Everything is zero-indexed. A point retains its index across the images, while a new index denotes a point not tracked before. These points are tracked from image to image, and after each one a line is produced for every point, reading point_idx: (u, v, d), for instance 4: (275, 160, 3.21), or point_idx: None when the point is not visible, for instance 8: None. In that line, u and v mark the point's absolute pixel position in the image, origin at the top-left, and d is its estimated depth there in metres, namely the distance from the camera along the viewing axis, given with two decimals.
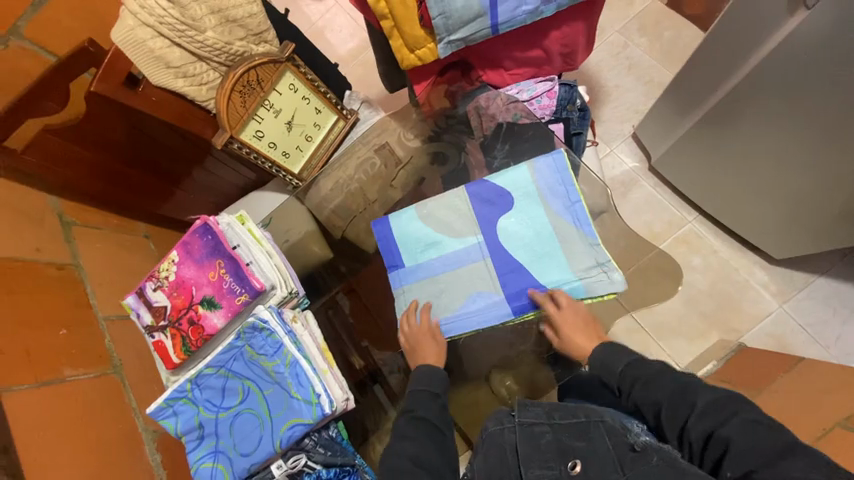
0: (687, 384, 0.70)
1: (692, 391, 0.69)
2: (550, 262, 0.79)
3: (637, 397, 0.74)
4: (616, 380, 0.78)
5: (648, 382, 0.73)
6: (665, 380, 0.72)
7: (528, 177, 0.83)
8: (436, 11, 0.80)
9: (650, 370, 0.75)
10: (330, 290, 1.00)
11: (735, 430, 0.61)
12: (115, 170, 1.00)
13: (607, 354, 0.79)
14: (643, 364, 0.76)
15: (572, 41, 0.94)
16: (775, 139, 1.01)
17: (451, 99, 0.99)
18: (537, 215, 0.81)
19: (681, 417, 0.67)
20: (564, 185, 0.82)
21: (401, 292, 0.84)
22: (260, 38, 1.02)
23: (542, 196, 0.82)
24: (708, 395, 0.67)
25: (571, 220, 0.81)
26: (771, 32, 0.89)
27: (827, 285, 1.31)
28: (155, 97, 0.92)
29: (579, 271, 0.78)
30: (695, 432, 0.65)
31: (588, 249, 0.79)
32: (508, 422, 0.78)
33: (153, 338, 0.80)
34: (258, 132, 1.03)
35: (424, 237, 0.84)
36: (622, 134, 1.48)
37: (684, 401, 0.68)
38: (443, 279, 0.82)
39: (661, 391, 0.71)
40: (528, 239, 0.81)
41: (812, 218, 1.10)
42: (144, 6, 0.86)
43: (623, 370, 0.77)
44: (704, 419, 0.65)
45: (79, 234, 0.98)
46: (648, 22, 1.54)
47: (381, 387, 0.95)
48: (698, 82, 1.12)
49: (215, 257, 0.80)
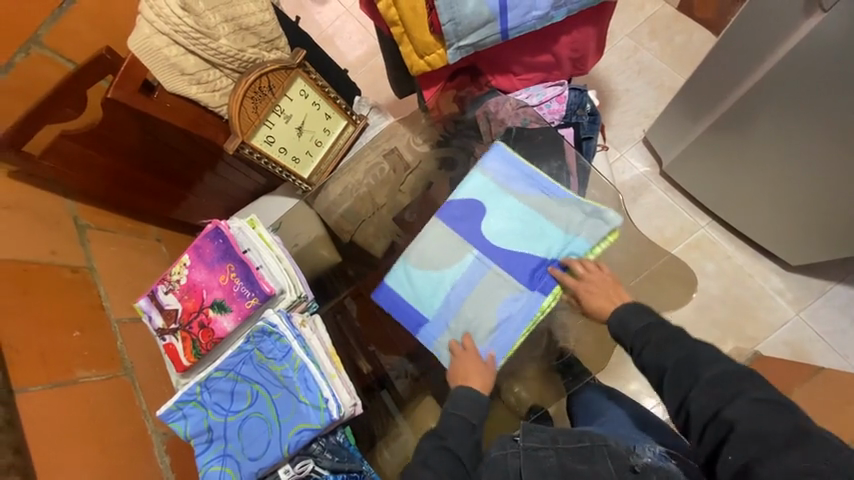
0: (700, 351, 0.67)
1: (704, 361, 0.66)
2: (549, 236, 0.80)
3: (647, 359, 0.71)
4: (630, 338, 0.74)
5: (662, 345, 0.70)
6: (678, 347, 0.69)
7: (484, 178, 0.85)
8: (445, 18, 0.80)
9: (666, 332, 0.71)
10: (338, 295, 1.01)
11: (742, 412, 0.59)
12: (129, 174, 1.02)
13: (627, 313, 0.76)
14: (661, 326, 0.73)
15: (582, 45, 0.93)
16: (789, 142, 0.99)
17: (460, 104, 1.00)
18: (507, 205, 0.82)
19: (686, 384, 0.66)
20: (515, 166, 0.85)
21: (439, 343, 0.83)
22: (272, 45, 1.04)
23: (504, 188, 0.83)
24: (721, 367, 0.64)
25: (539, 193, 0.83)
26: (786, 35, 0.87)
27: (845, 293, 1.27)
28: (169, 104, 0.93)
29: (572, 230, 0.80)
30: (697, 403, 0.63)
31: (572, 206, 0.81)
32: (512, 447, 0.74)
33: (164, 341, 0.80)
34: (269, 137, 1.04)
35: (427, 281, 0.83)
36: (632, 139, 1.47)
37: (690, 370, 0.66)
38: (468, 308, 0.81)
39: (670, 355, 0.69)
40: (519, 227, 0.81)
41: (829, 224, 1.07)
42: (161, 14, 0.88)
43: (640, 330, 0.74)
44: (710, 394, 0.63)
45: (94, 237, 1.00)
46: (658, 26, 1.53)
47: (389, 392, 0.95)
48: (710, 86, 1.10)
49: (225, 261, 0.80)
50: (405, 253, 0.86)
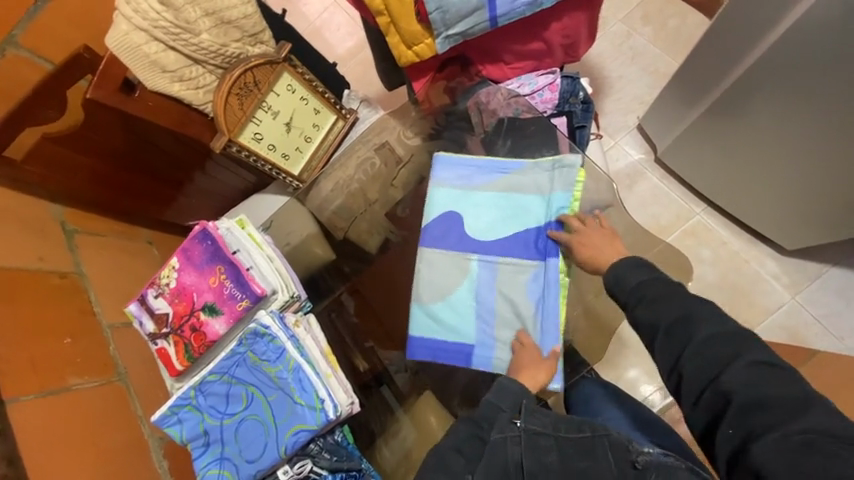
0: (696, 309, 0.63)
1: (699, 320, 0.62)
2: (533, 206, 0.82)
3: (640, 316, 0.67)
4: (624, 294, 0.69)
5: (656, 303, 0.66)
6: (672, 304, 0.65)
7: (442, 190, 0.87)
8: (432, 6, 0.77)
9: (661, 289, 0.67)
10: (334, 291, 1.00)
11: (739, 378, 0.57)
12: (114, 175, 0.99)
13: (626, 268, 0.70)
14: (657, 283, 0.67)
15: (573, 32, 0.90)
16: (785, 126, 0.98)
17: (450, 95, 0.97)
18: (476, 202, 0.85)
19: (679, 344, 0.62)
20: (465, 166, 0.87)
21: (498, 360, 0.80)
22: (256, 39, 1.00)
23: (467, 188, 0.86)
24: (717, 328, 0.61)
25: (500, 176, 0.85)
26: (780, 16, 0.86)
27: (840, 275, 1.28)
28: (152, 102, 0.91)
29: (546, 190, 0.83)
30: (692, 367, 0.60)
31: (534, 170, 0.84)
32: (512, 432, 0.70)
33: (157, 346, 0.79)
34: (256, 134, 1.02)
35: (450, 309, 0.82)
36: (626, 126, 1.45)
37: (685, 330, 0.62)
38: (501, 312, 0.81)
39: (664, 313, 0.65)
40: (503, 213, 0.83)
41: (825, 207, 1.07)
42: (139, 10, 0.85)
43: (636, 285, 0.69)
44: (707, 357, 0.60)
45: (82, 242, 0.98)
46: (651, 10, 1.50)
47: (387, 387, 0.94)
48: (705, 71, 1.09)
49: (215, 262, 0.78)
50: (414, 296, 0.86)
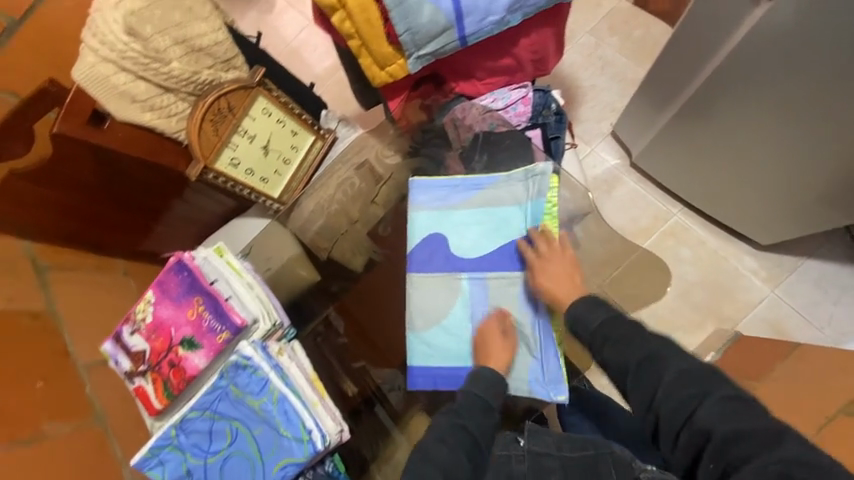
0: (660, 349, 0.63)
1: (665, 359, 0.62)
2: (514, 217, 0.83)
3: (608, 358, 0.67)
4: (588, 336, 0.70)
5: (621, 344, 0.66)
6: (637, 343, 0.65)
7: (421, 213, 0.87)
8: (401, 28, 0.78)
9: (624, 329, 0.67)
10: (323, 311, 1.00)
11: (714, 414, 0.57)
12: (86, 208, 0.96)
13: (587, 309, 0.71)
14: (620, 322, 0.68)
15: (541, 47, 0.91)
16: (751, 127, 1.01)
17: (427, 112, 0.98)
18: (456, 220, 0.85)
19: (649, 386, 0.62)
20: (441, 186, 0.87)
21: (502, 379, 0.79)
22: (229, 65, 1.00)
23: (445, 208, 0.86)
24: (684, 365, 0.61)
25: (476, 192, 0.86)
26: (739, 23, 0.90)
27: (815, 267, 1.32)
28: (123, 133, 0.89)
29: (523, 199, 0.83)
30: (666, 408, 0.60)
31: (509, 181, 0.84)
32: (516, 450, 0.73)
33: (134, 384, 0.76)
34: (233, 159, 1.01)
35: (446, 333, 0.82)
36: (601, 133, 1.49)
37: (653, 370, 0.62)
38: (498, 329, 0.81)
39: (630, 354, 0.65)
40: (486, 227, 0.84)
41: (795, 201, 1.10)
42: (105, 42, 0.86)
43: (600, 326, 0.69)
44: (677, 396, 0.60)
45: (55, 279, 0.94)
46: (617, 22, 1.56)
47: (381, 407, 0.92)
48: (672, 77, 1.12)
49: (192, 294, 0.76)
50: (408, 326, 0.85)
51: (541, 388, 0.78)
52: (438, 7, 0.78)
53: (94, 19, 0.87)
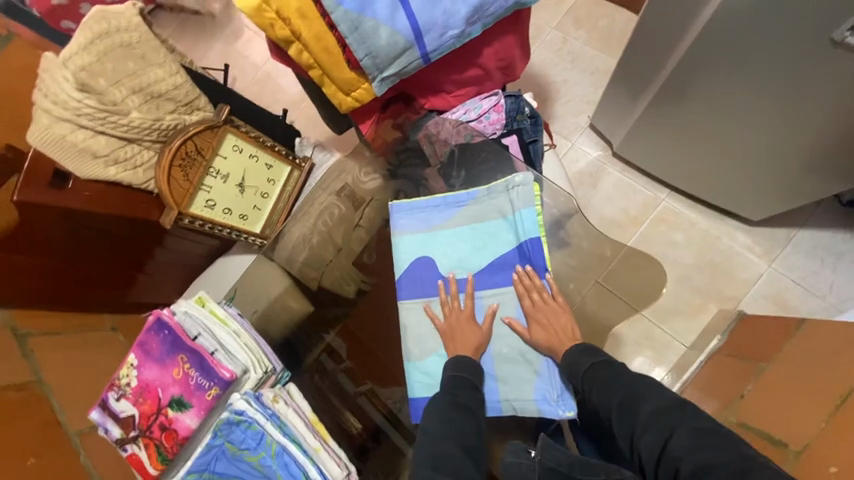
0: (640, 388, 0.68)
1: (644, 397, 0.66)
2: (500, 232, 0.81)
3: (597, 401, 0.71)
4: (579, 381, 0.73)
5: (607, 385, 0.70)
6: (620, 384, 0.69)
7: (405, 237, 0.85)
8: (361, 53, 0.76)
9: (607, 372, 0.71)
10: (323, 338, 0.97)
11: (685, 444, 0.58)
12: (61, 268, 0.93)
13: (576, 355, 0.74)
14: (604, 365, 0.72)
15: (507, 54, 0.90)
16: (727, 107, 1.00)
17: (400, 130, 0.96)
18: (443, 240, 0.83)
19: (630, 423, 0.65)
20: (424, 207, 0.85)
21: (506, 402, 0.77)
22: (192, 107, 0.98)
23: (429, 230, 0.84)
24: (659, 402, 0.64)
25: (458, 209, 0.84)
26: (701, 7, 0.89)
27: (809, 236, 1.31)
28: (88, 192, 0.85)
29: (507, 211, 0.81)
30: (644, 441, 0.62)
31: (490, 195, 0.82)
32: (526, 459, 0.71)
33: (126, 452, 0.72)
34: (208, 201, 0.99)
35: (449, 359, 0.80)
36: (579, 126, 1.48)
37: (632, 407, 0.66)
38: (499, 349, 0.78)
39: (613, 394, 0.69)
40: (474, 245, 0.82)
41: (780, 175, 1.09)
42: (57, 101, 0.83)
43: (589, 370, 0.72)
44: (653, 431, 0.62)
45: (38, 345, 0.90)
46: (581, 14, 1.56)
47: (393, 431, 0.88)
48: (644, 65, 1.12)
49: (176, 352, 0.73)
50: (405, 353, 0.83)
51: (550, 407, 0.75)
52: (396, 28, 0.76)
53: (43, 79, 0.84)
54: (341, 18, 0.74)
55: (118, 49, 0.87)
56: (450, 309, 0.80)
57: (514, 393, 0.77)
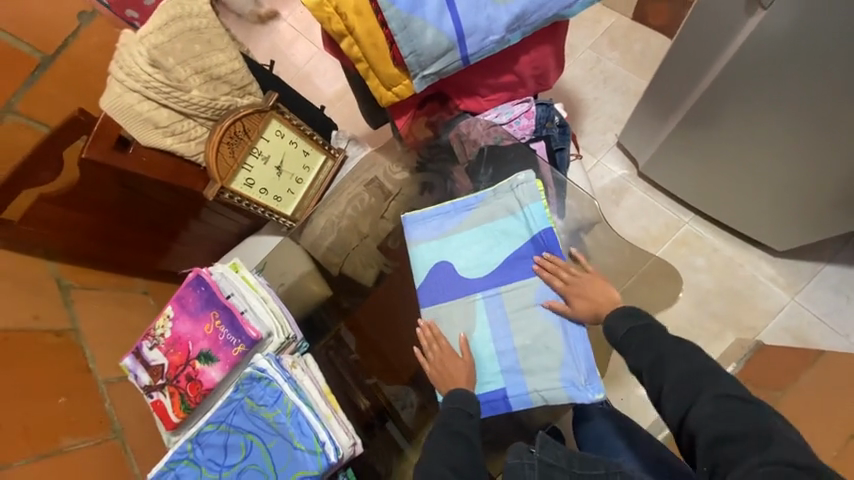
0: (669, 352, 0.73)
1: (673, 360, 0.72)
2: (521, 221, 0.84)
3: (628, 361, 0.77)
4: (615, 343, 0.78)
5: (639, 348, 0.75)
6: (653, 348, 0.74)
7: (421, 246, 0.89)
8: (407, 50, 0.82)
9: (641, 336, 0.76)
10: (333, 327, 1.01)
11: (708, 413, 0.66)
12: (110, 230, 1.01)
13: (616, 320, 0.78)
14: (641, 329, 0.76)
15: (542, 63, 0.94)
16: (753, 133, 1.02)
17: (433, 129, 1.01)
18: (457, 244, 0.87)
19: (658, 385, 0.72)
20: (437, 214, 0.89)
21: (536, 393, 0.78)
22: (244, 91, 1.06)
23: (442, 236, 0.88)
24: (689, 366, 0.71)
25: (468, 213, 0.88)
26: (734, 32, 0.91)
27: (835, 273, 1.28)
28: (146, 157, 0.94)
29: (517, 208, 0.84)
30: (671, 403, 0.70)
31: (500, 196, 0.86)
32: (529, 458, 0.73)
33: (152, 398, 0.79)
34: (248, 180, 1.06)
35: (484, 356, 0.82)
36: (606, 143, 1.50)
37: (661, 371, 0.72)
38: (522, 341, 0.80)
39: (645, 357, 0.74)
40: (488, 243, 0.85)
41: (809, 205, 1.09)
42: (131, 73, 0.92)
43: (624, 335, 0.77)
44: (682, 396, 0.69)
45: (78, 297, 0.98)
46: (617, 36, 1.59)
47: (394, 424, 0.94)
48: (674, 88, 1.14)
49: (209, 309, 0.79)
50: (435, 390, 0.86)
51: (579, 391, 0.77)
52: (441, 29, 0.81)
53: (120, 53, 0.93)
54: (393, 16, 0.80)
55: (187, 32, 0.96)
56: (431, 353, 0.84)
57: (543, 381, 0.78)
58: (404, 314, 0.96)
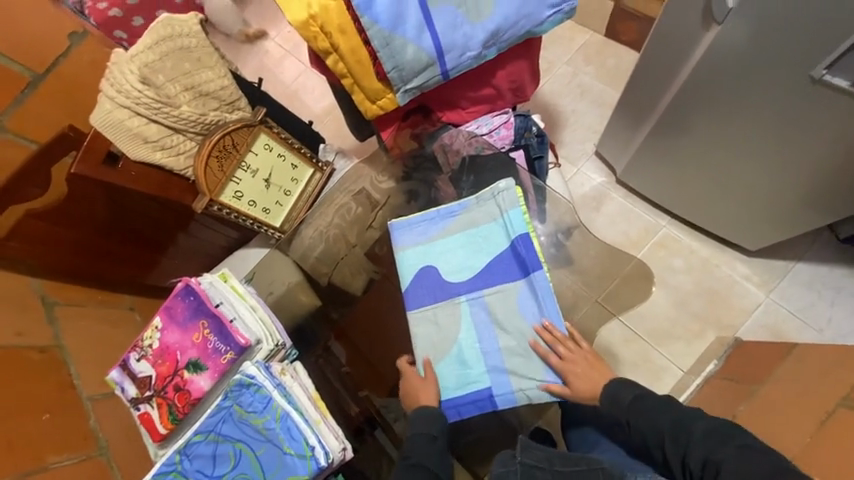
0: (686, 414, 0.77)
1: (691, 421, 0.75)
2: (503, 228, 0.87)
3: (642, 427, 0.80)
4: (624, 413, 0.82)
5: (653, 414, 0.79)
6: (667, 412, 0.78)
7: (406, 251, 0.91)
8: (389, 66, 0.87)
9: (652, 403, 0.80)
10: (321, 338, 1.01)
11: (731, 460, 0.68)
12: (97, 245, 1.01)
13: (616, 388, 0.84)
14: (650, 397, 0.81)
15: (518, 77, 0.99)
16: (719, 139, 1.08)
17: (417, 140, 1.05)
18: (441, 249, 0.89)
19: (679, 446, 0.74)
20: (422, 220, 0.92)
21: (520, 391, 0.82)
22: (233, 107, 1.08)
23: (427, 241, 0.90)
24: (708, 423, 0.74)
25: (452, 219, 0.91)
26: (694, 47, 0.98)
27: (806, 270, 1.34)
28: (134, 172, 0.96)
29: (500, 214, 0.88)
30: (693, 457, 0.72)
31: (483, 205, 0.89)
32: (513, 465, 0.74)
33: (139, 410, 0.79)
34: (236, 192, 1.08)
35: (469, 358, 0.84)
36: (585, 153, 1.56)
37: (682, 432, 0.75)
38: (507, 342, 0.83)
39: (661, 420, 0.78)
40: (472, 250, 0.88)
41: (776, 205, 1.15)
42: (121, 90, 0.95)
43: (631, 403, 0.82)
44: (702, 448, 0.71)
45: (63, 314, 0.98)
46: (591, 51, 1.67)
47: (383, 431, 0.96)
48: (644, 100, 1.20)
49: (198, 318, 0.80)
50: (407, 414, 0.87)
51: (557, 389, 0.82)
52: (421, 46, 0.86)
53: (111, 71, 0.96)
54: (375, 34, 0.84)
55: (177, 51, 1.00)
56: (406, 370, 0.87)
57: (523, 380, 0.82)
58: (392, 321, 0.98)
